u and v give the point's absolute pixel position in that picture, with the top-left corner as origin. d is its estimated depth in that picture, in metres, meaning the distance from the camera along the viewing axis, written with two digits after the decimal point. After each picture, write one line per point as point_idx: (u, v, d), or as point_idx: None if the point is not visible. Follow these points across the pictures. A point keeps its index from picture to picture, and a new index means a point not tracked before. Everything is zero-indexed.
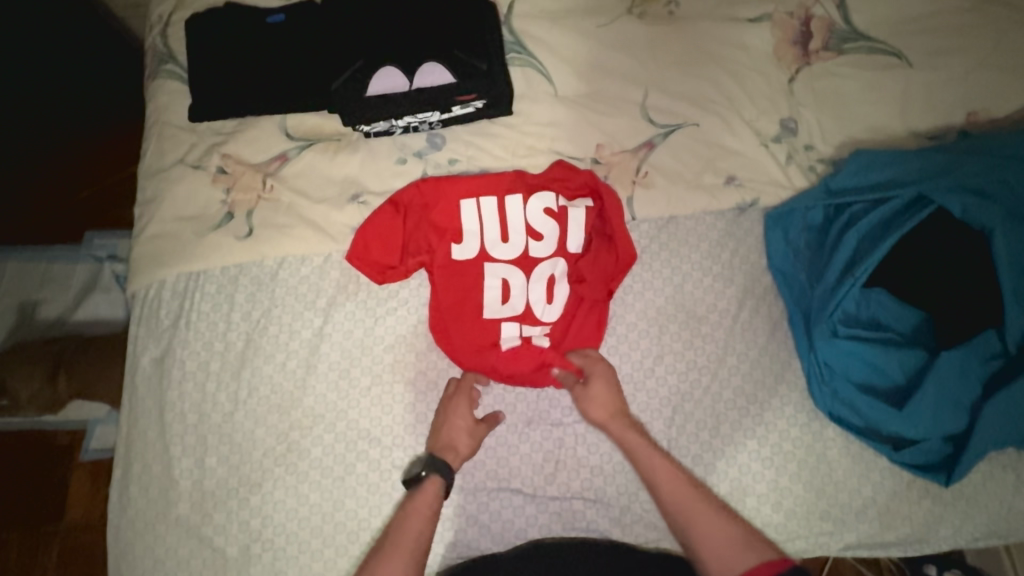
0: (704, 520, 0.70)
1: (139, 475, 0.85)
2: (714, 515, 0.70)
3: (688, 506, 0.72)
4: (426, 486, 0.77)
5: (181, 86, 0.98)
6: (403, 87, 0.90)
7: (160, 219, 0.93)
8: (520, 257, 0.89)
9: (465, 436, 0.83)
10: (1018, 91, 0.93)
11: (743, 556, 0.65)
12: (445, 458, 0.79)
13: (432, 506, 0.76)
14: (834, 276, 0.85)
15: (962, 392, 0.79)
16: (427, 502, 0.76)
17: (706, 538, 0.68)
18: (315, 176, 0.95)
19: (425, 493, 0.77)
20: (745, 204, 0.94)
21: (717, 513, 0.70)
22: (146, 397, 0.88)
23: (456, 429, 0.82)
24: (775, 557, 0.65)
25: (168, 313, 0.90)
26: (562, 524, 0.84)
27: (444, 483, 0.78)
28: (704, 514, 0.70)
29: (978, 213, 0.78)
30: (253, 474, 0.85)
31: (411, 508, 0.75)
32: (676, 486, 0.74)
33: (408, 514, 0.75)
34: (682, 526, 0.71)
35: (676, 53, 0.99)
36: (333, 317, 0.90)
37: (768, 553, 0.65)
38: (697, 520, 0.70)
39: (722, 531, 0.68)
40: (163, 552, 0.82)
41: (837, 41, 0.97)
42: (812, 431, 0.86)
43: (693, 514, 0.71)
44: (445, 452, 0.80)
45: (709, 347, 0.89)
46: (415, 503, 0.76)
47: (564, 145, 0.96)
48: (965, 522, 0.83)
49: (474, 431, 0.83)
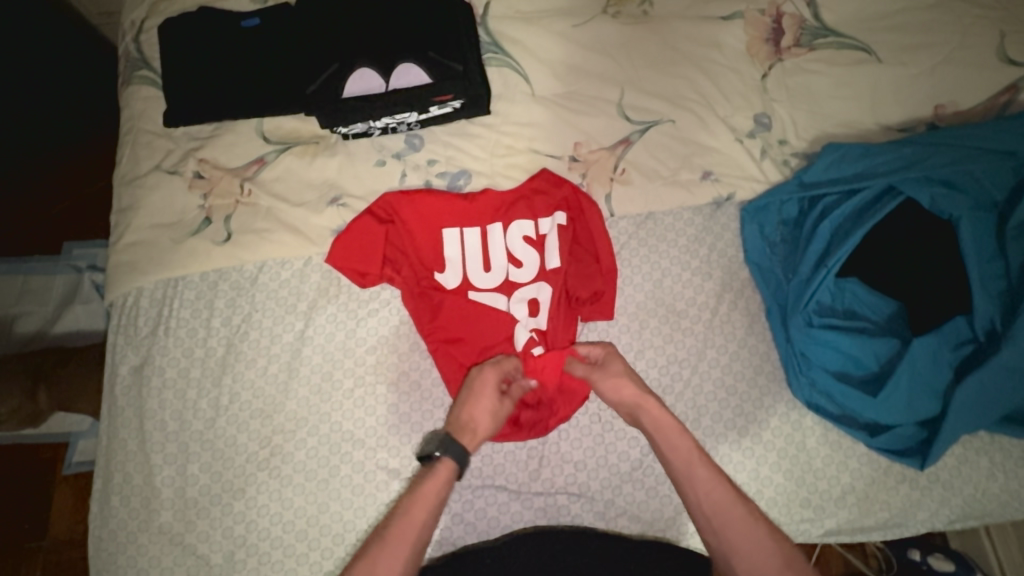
0: (746, 533, 0.70)
1: (120, 485, 0.84)
2: (755, 524, 0.71)
3: (725, 513, 0.72)
4: (440, 469, 0.75)
5: (155, 91, 0.98)
6: (379, 89, 0.90)
7: (136, 227, 0.92)
8: (502, 285, 0.89)
9: (492, 424, 0.80)
10: (985, 82, 0.95)
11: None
12: (463, 443, 0.77)
13: (439, 492, 0.74)
14: (809, 268, 0.87)
15: (935, 378, 0.80)
16: (438, 488, 0.74)
17: (743, 553, 0.69)
18: (293, 180, 0.95)
19: (438, 480, 0.74)
20: (721, 198, 0.95)
21: (756, 527, 0.70)
22: (126, 407, 0.87)
23: (478, 409, 0.79)
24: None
25: (147, 320, 0.89)
26: (547, 518, 0.84)
27: (457, 463, 0.76)
28: (747, 524, 0.70)
29: (945, 203, 0.80)
30: (236, 480, 0.84)
31: (420, 491, 0.73)
32: (716, 492, 0.73)
33: (417, 498, 0.73)
34: (716, 532, 0.71)
35: (651, 52, 1.00)
36: (314, 320, 0.90)
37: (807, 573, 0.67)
38: (737, 532, 0.70)
39: (758, 547, 0.69)
40: (146, 561, 0.81)
41: (808, 37, 0.99)
42: (792, 421, 0.87)
43: (733, 525, 0.71)
44: (465, 437, 0.78)
45: (689, 341, 0.90)
46: (427, 486, 0.74)
47: (542, 145, 0.97)
48: (942, 505, 0.85)
49: (499, 411, 0.81)
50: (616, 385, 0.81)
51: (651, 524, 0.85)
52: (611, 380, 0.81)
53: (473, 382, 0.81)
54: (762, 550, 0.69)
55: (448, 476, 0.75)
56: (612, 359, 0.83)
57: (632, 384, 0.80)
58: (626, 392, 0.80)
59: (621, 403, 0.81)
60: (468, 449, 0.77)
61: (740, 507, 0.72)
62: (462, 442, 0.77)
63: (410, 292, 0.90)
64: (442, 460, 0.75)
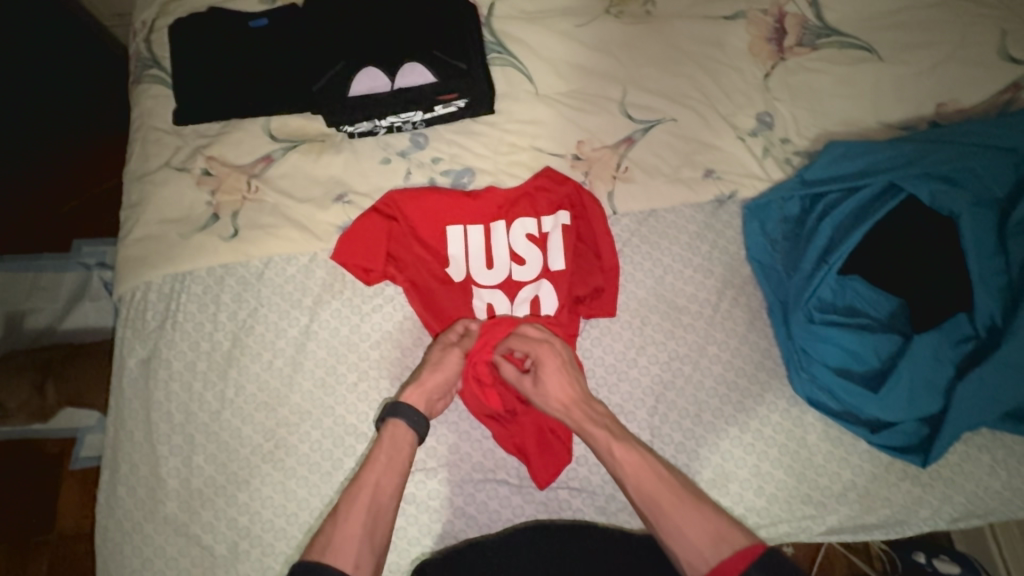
0: (679, 514, 0.71)
1: (127, 475, 0.85)
2: (682, 507, 0.72)
3: (654, 498, 0.73)
4: (390, 430, 0.79)
5: (165, 90, 0.99)
6: (385, 87, 0.92)
7: (145, 223, 0.93)
8: (504, 282, 0.91)
9: (440, 381, 0.82)
10: (987, 80, 0.95)
11: (717, 550, 0.67)
12: (410, 402, 0.81)
13: (391, 453, 0.78)
14: (810, 264, 0.87)
15: (936, 374, 0.81)
16: (388, 450, 0.78)
17: (680, 535, 0.70)
18: (300, 177, 0.96)
19: (394, 448, 0.78)
20: (724, 196, 0.96)
21: (692, 508, 0.71)
22: (134, 398, 0.88)
23: (423, 367, 0.83)
24: (748, 544, 0.67)
25: (154, 314, 0.91)
26: (549, 513, 0.85)
27: (399, 423, 0.80)
28: (674, 508, 0.72)
29: (946, 200, 0.81)
30: (240, 471, 0.85)
31: (372, 456, 0.78)
32: (643, 479, 0.75)
33: (369, 463, 0.77)
34: (657, 520, 0.72)
35: (653, 51, 1.01)
36: (319, 315, 0.91)
37: (740, 542, 0.68)
38: (674, 517, 0.71)
39: (698, 529, 0.69)
40: (151, 551, 0.82)
41: (810, 36, 1.00)
42: (792, 417, 0.87)
43: (665, 510, 0.72)
44: (409, 395, 0.81)
45: (690, 337, 0.91)
46: (378, 450, 0.78)
47: (545, 142, 0.98)
48: (944, 503, 0.85)
49: (446, 364, 0.83)
50: (561, 384, 0.81)
51: None
52: (549, 388, 0.81)
53: (428, 353, 0.86)
54: (697, 522, 0.70)
55: (403, 437, 0.80)
56: (543, 358, 0.82)
57: (559, 385, 0.81)
58: (561, 396, 0.81)
59: (562, 406, 0.81)
60: (418, 409, 0.81)
61: (665, 488, 0.73)
62: (409, 401, 0.81)
63: (414, 289, 0.91)
64: (391, 423, 0.80)
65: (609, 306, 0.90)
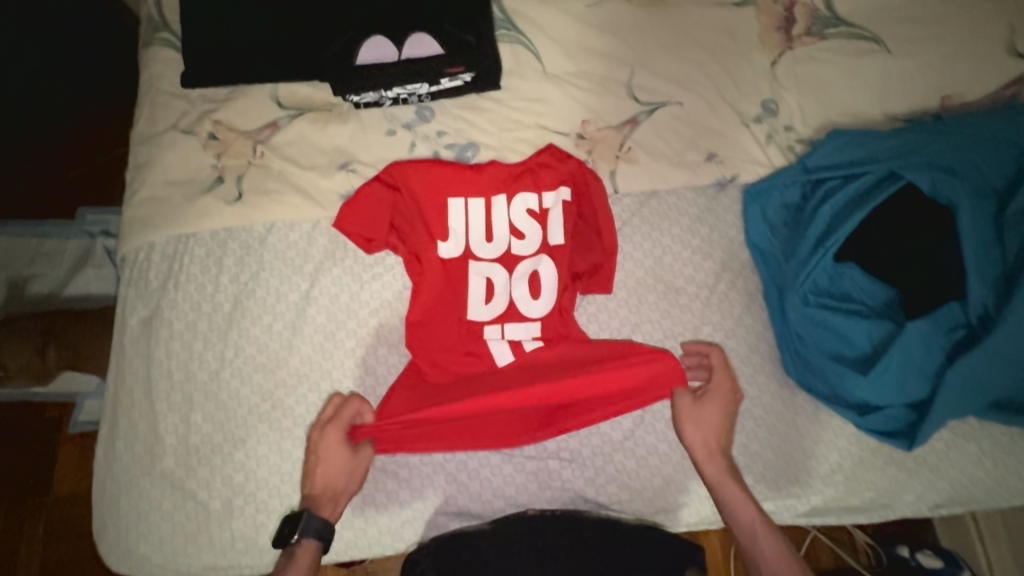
0: None
1: (125, 430, 0.86)
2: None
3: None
4: (302, 547, 0.77)
5: (175, 54, 1.00)
6: (393, 57, 0.92)
7: (151, 184, 0.94)
8: (504, 255, 0.89)
9: (331, 476, 0.81)
10: (992, 76, 0.96)
11: None
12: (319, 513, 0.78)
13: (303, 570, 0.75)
14: (807, 249, 0.88)
15: (925, 360, 0.81)
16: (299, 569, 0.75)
17: None
18: (306, 146, 0.97)
19: (297, 562, 0.76)
20: (725, 179, 0.97)
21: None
22: (134, 356, 0.89)
23: (329, 468, 0.81)
24: None
25: (157, 274, 0.92)
26: (538, 482, 0.86)
27: (318, 545, 0.77)
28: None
29: (945, 188, 0.81)
30: (237, 430, 0.86)
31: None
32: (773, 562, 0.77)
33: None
34: None
35: (662, 35, 1.01)
36: (319, 281, 0.92)
37: None
38: None
39: None
40: (147, 504, 0.84)
41: (819, 27, 1.00)
42: (783, 399, 0.89)
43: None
44: (319, 506, 0.79)
45: (686, 317, 0.92)
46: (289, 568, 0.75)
47: (550, 121, 0.98)
48: (929, 489, 0.86)
49: (340, 459, 0.82)
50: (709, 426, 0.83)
51: (641, 493, 0.86)
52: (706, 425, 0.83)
53: (314, 446, 0.82)
54: None
55: (313, 551, 0.77)
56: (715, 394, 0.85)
57: (712, 427, 0.83)
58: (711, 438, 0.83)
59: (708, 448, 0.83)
60: (325, 517, 0.79)
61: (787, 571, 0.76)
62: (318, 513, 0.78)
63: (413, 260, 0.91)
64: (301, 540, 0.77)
65: (607, 279, 0.91)
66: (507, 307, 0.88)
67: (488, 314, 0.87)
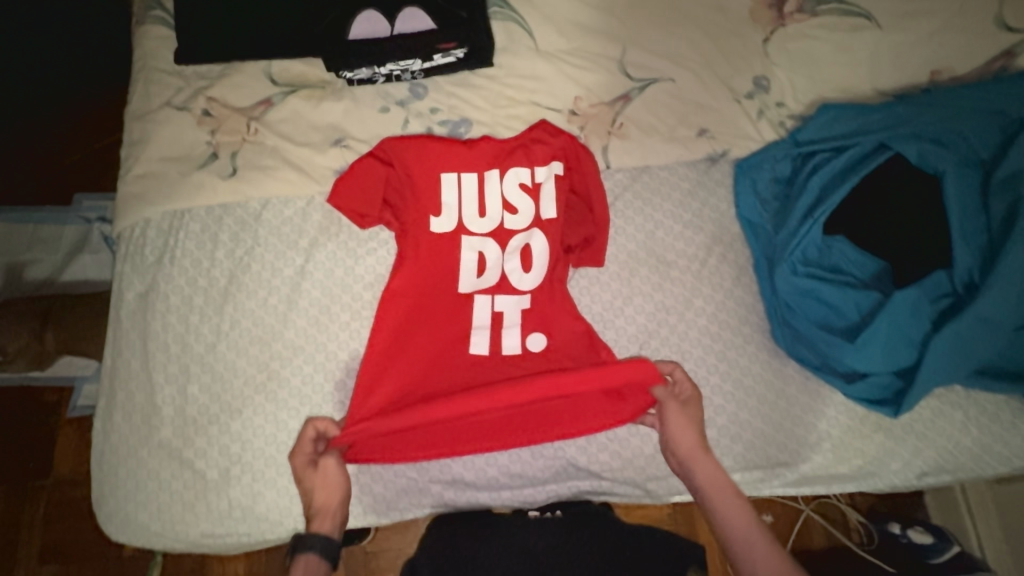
0: None
1: (123, 402, 0.87)
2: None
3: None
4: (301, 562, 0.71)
5: (169, 32, 1.00)
6: (385, 32, 0.93)
7: (146, 160, 0.95)
8: (496, 230, 0.89)
9: (320, 491, 0.77)
10: (981, 50, 0.96)
11: None
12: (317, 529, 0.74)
13: None
14: (797, 220, 0.88)
15: (912, 328, 0.82)
16: None
17: None
18: (300, 122, 0.97)
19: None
20: (716, 154, 0.98)
21: None
22: (130, 330, 0.90)
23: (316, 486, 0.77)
24: None
25: (153, 249, 0.93)
26: (530, 451, 0.88)
27: (321, 559, 0.72)
28: None
29: (934, 158, 0.83)
30: (233, 401, 0.87)
31: None
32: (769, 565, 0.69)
33: None
34: None
35: (654, 12, 1.02)
36: (314, 256, 0.93)
37: None
38: None
39: None
40: (146, 473, 0.85)
41: (812, 3, 0.99)
42: (773, 369, 0.90)
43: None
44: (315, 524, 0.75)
45: (677, 290, 0.92)
46: None
47: (543, 97, 0.99)
48: (916, 455, 0.87)
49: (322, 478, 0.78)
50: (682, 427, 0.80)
51: (632, 462, 0.88)
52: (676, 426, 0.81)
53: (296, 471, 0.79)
54: None
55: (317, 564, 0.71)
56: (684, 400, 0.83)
57: (682, 427, 0.80)
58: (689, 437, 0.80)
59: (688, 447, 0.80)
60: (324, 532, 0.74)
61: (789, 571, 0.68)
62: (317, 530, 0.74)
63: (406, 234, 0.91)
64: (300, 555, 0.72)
65: (599, 251, 0.92)
66: (500, 280, 0.88)
67: (480, 288, 0.87)
